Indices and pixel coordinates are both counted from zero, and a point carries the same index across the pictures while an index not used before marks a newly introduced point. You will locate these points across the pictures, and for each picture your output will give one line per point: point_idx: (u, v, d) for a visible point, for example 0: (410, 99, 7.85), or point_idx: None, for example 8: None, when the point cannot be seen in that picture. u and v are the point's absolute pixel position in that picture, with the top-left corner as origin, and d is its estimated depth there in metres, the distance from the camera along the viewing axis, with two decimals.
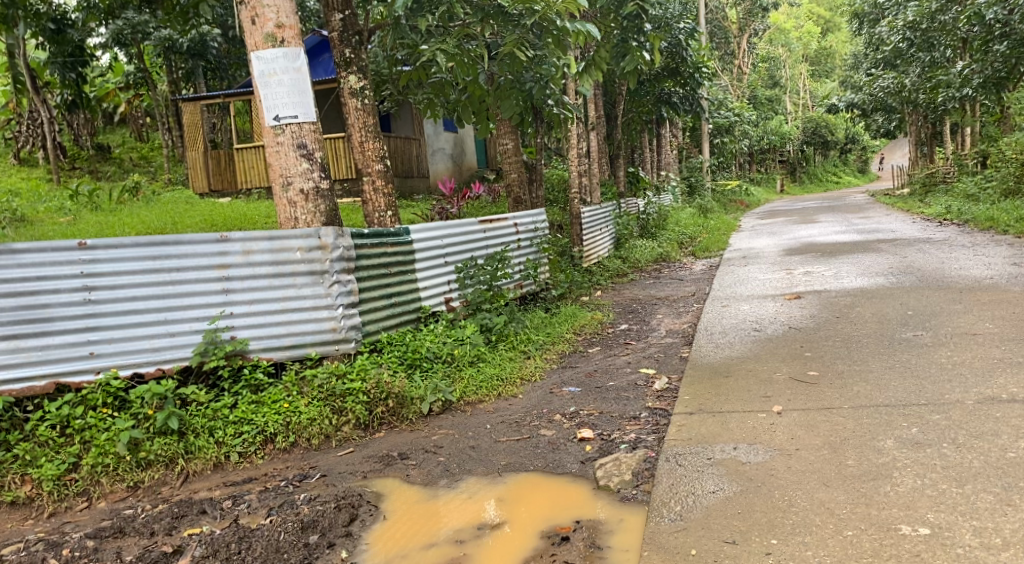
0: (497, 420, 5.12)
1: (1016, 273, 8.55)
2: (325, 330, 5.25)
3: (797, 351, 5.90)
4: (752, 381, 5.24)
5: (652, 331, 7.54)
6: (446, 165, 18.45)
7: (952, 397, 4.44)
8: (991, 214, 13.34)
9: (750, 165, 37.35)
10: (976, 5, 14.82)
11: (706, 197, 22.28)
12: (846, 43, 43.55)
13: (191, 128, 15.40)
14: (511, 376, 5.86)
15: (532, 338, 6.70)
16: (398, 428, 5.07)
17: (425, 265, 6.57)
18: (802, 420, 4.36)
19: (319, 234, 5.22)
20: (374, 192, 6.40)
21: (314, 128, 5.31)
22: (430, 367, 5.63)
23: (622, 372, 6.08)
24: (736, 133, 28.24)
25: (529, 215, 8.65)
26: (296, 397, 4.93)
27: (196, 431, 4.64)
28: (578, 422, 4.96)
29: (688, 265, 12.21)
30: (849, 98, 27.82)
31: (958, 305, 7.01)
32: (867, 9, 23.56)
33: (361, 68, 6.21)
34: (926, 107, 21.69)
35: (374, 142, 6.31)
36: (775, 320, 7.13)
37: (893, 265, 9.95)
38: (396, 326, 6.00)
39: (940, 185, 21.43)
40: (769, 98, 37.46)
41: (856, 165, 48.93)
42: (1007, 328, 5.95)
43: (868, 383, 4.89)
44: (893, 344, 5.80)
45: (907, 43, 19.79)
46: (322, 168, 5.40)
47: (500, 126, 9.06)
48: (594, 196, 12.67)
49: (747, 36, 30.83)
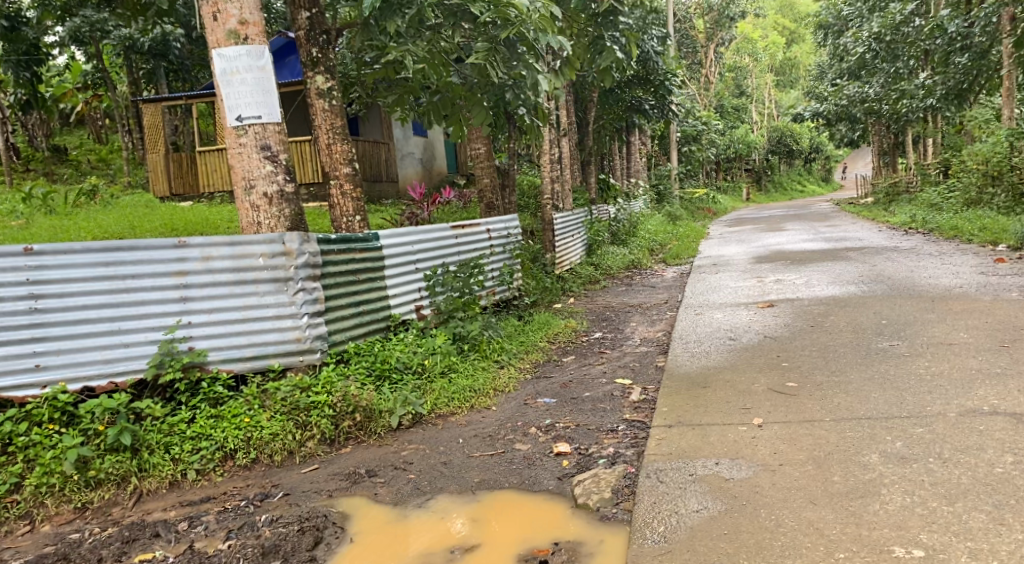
0: (470, 434, 4.95)
1: (985, 281, 8.58)
2: (289, 340, 5.03)
3: (774, 361, 5.81)
4: (730, 392, 5.13)
5: (626, 339, 7.42)
6: (415, 170, 18.24)
7: (934, 409, 4.36)
8: (956, 223, 13.47)
9: (717, 173, 37.63)
10: (938, 18, 15.03)
11: (675, 204, 22.32)
12: (810, 54, 44.16)
13: (152, 130, 15.01)
14: (484, 386, 5.69)
15: (505, 347, 6.53)
16: (366, 443, 4.87)
17: (395, 272, 6.38)
18: (785, 434, 4.24)
19: (283, 240, 5.01)
20: (342, 196, 6.19)
21: (280, 129, 5.10)
22: (399, 378, 5.44)
23: (597, 382, 5.94)
24: (704, 141, 28.41)
25: (501, 221, 8.49)
26: (257, 411, 4.71)
27: (149, 448, 4.40)
28: (554, 435, 4.80)
29: (660, 272, 12.13)
30: (814, 108, 28.14)
31: (931, 314, 6.99)
32: (831, 21, 23.84)
33: (328, 68, 6.01)
34: (890, 117, 21.97)
35: (341, 145, 6.11)
36: (750, 328, 7.05)
37: (863, 273, 9.96)
38: (364, 336, 5.80)
39: (903, 195, 21.69)
40: (736, 107, 37.81)
41: (820, 175, 49.58)
42: (981, 338, 5.92)
43: (848, 394, 4.80)
44: (870, 354, 5.73)
45: (871, 54, 20.03)
46: (287, 170, 5.19)
47: (472, 130, 8.91)
48: (566, 202, 12.55)
49: (714, 46, 31.07)
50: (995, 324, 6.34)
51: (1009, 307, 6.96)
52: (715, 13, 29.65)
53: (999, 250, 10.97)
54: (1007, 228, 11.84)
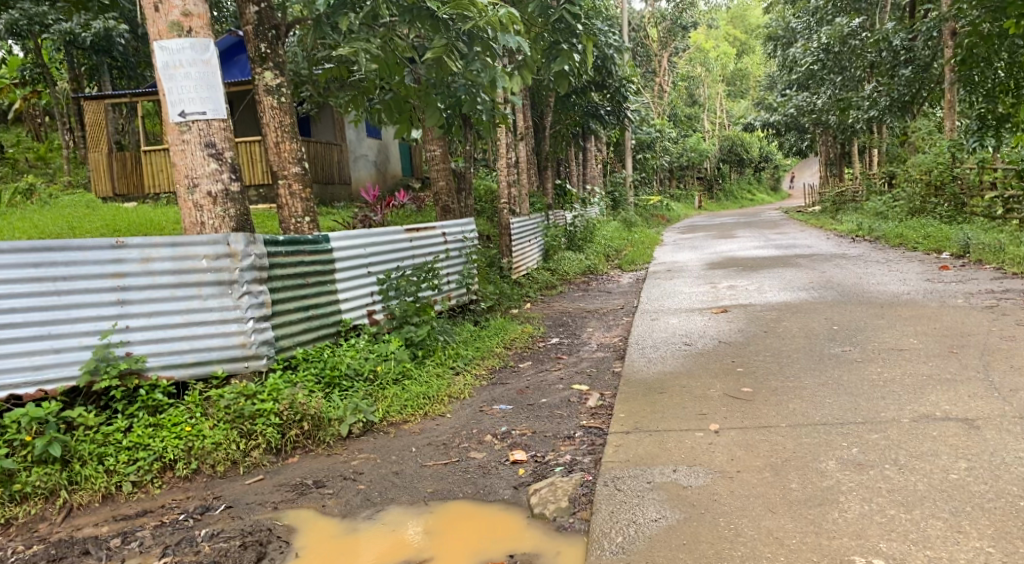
0: (424, 442, 4.81)
1: (932, 288, 8.73)
2: (233, 346, 4.84)
3: (729, 366, 5.79)
4: (687, 398, 5.08)
5: (583, 345, 7.35)
6: (369, 173, 18.00)
7: (888, 415, 4.36)
8: (901, 231, 13.76)
9: (670, 180, 38.04)
10: (884, 31, 15.40)
11: (630, 211, 22.46)
12: (760, 65, 45.02)
13: (94, 128, 14.55)
14: (438, 394, 5.56)
15: (460, 353, 6.41)
16: (314, 452, 4.71)
17: (347, 275, 6.23)
18: (742, 440, 4.19)
19: (227, 241, 4.81)
20: (291, 196, 6.01)
21: (225, 126, 4.91)
22: (349, 385, 5.28)
23: (554, 388, 5.85)
24: (657, 149, 28.69)
25: (457, 225, 8.37)
26: (198, 419, 4.51)
27: (81, 459, 4.17)
28: (510, 442, 4.69)
29: (615, 278, 12.13)
30: (765, 118, 28.61)
31: (882, 320, 7.06)
32: (780, 33, 24.28)
33: (277, 64, 5.82)
34: (838, 128, 22.42)
35: (290, 143, 5.93)
36: (705, 334, 7.04)
37: (814, 280, 10.09)
38: (313, 341, 5.63)
39: (850, 204, 22.14)
40: (688, 116, 38.27)
41: (770, 184, 50.48)
42: (931, 344, 5.98)
43: (804, 400, 4.79)
44: (824, 360, 5.75)
45: (819, 65, 20.43)
46: (233, 169, 4.99)
47: (428, 132, 8.77)
48: (522, 207, 12.47)
49: (667, 55, 31.39)
50: (944, 330, 6.43)
51: (956, 314, 7.08)
52: (668, 22, 29.98)
53: (944, 258, 11.21)
54: (951, 237, 12.12)
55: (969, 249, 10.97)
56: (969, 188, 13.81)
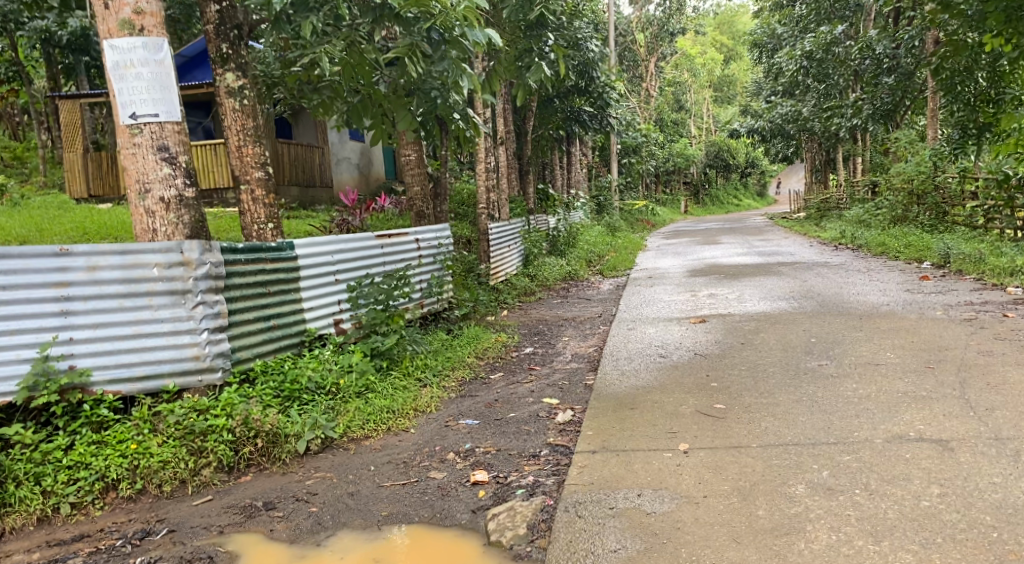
0: (384, 460, 4.64)
1: (912, 299, 8.63)
2: (186, 358, 4.65)
3: (703, 380, 5.64)
4: (658, 414, 4.92)
5: (556, 355, 7.19)
6: (351, 176, 17.80)
7: (861, 435, 4.23)
8: (883, 240, 13.69)
9: (657, 185, 37.94)
10: (867, 39, 15.38)
11: (614, 216, 22.34)
12: (747, 72, 45.10)
13: (70, 127, 14.29)
14: (403, 407, 5.38)
15: (429, 364, 6.23)
16: (269, 470, 4.54)
17: (312, 283, 6.02)
18: (711, 462, 4.05)
19: (181, 248, 4.64)
20: (253, 202, 5.82)
21: (179, 129, 4.74)
22: (310, 399, 5.09)
23: (524, 402, 5.67)
24: (643, 154, 28.62)
25: (431, 231, 8.20)
26: (146, 436, 4.35)
27: (17, 480, 4.03)
28: (472, 461, 4.52)
29: (595, 284, 11.97)
30: (750, 124, 28.59)
31: (860, 332, 6.94)
32: (766, 39, 24.25)
33: (239, 66, 5.64)
34: (822, 135, 22.38)
35: (253, 147, 5.74)
36: (681, 345, 6.89)
37: (794, 289, 9.98)
38: (274, 352, 5.43)
39: (833, 211, 22.10)
40: (675, 121, 38.22)
41: (755, 190, 50.52)
42: (908, 358, 5.87)
43: (777, 419, 4.64)
44: (799, 375, 5.61)
45: (803, 72, 20.40)
46: (187, 174, 4.81)
47: (402, 136, 8.59)
48: (502, 212, 12.29)
49: (654, 60, 31.34)
50: (921, 344, 6.31)
51: (934, 327, 6.97)
52: (655, 27, 29.94)
53: (924, 267, 11.14)
54: (932, 246, 12.06)
55: (950, 259, 10.92)
56: (951, 197, 13.78)
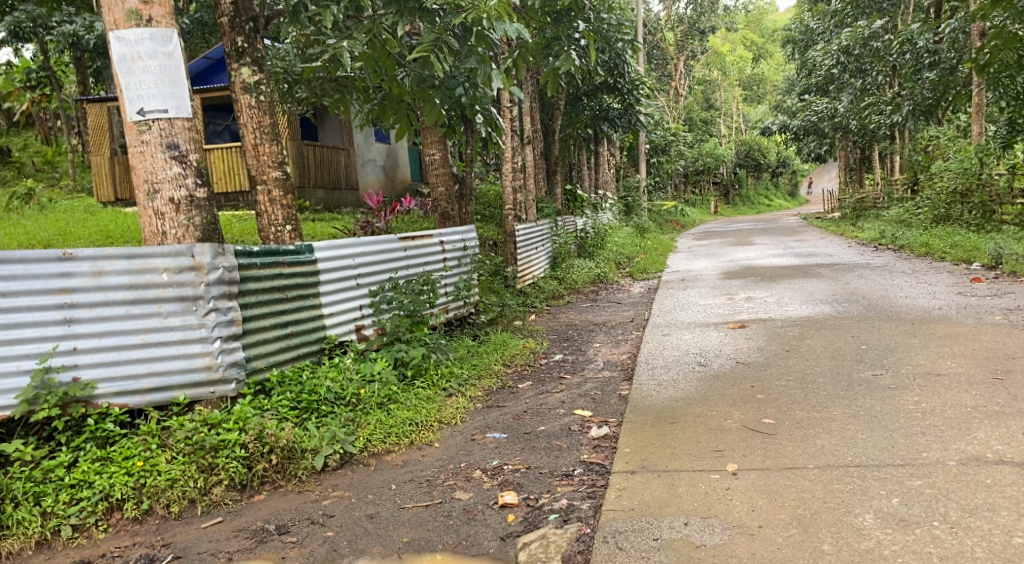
0: (405, 478, 4.33)
1: (965, 302, 8.17)
2: (197, 369, 4.39)
3: (748, 393, 5.24)
4: (700, 430, 4.55)
5: (588, 362, 6.83)
6: (376, 178, 17.55)
7: (930, 456, 3.86)
8: (926, 240, 13.11)
9: (685, 186, 37.32)
10: (907, 31, 14.80)
11: (642, 216, 21.90)
12: (778, 70, 44.29)
13: (97, 131, 14.16)
14: (426, 419, 5.07)
15: (456, 372, 5.92)
16: (284, 488, 4.24)
17: (332, 287, 5.72)
18: (763, 486, 3.70)
19: (192, 252, 4.38)
20: (270, 203, 5.53)
21: (190, 126, 4.47)
22: (329, 411, 4.81)
23: (555, 414, 5.33)
24: (672, 154, 28.08)
25: (457, 233, 7.87)
26: (153, 453, 4.08)
27: (16, 500, 3.78)
28: (501, 481, 4.19)
29: (626, 287, 11.58)
30: (782, 122, 27.94)
31: (914, 339, 6.51)
32: (800, 35, 23.60)
33: (256, 60, 5.38)
34: (858, 132, 21.72)
35: (270, 145, 5.45)
36: (720, 352, 6.49)
37: (837, 292, 9.52)
38: (292, 361, 5.15)
39: (870, 211, 21.44)
40: (705, 120, 37.52)
41: (787, 190, 49.68)
42: (971, 368, 5.43)
43: (833, 436, 4.26)
44: (852, 386, 5.19)
45: (838, 68, 19.78)
46: (198, 173, 4.54)
47: (427, 134, 8.29)
48: (530, 213, 11.96)
49: (684, 58, 30.78)
50: (983, 352, 5.87)
51: (995, 333, 6.50)
52: (685, 25, 29.39)
53: (974, 269, 10.59)
54: (981, 247, 11.51)
55: (1001, 259, 10.39)
56: (999, 195, 13.23)
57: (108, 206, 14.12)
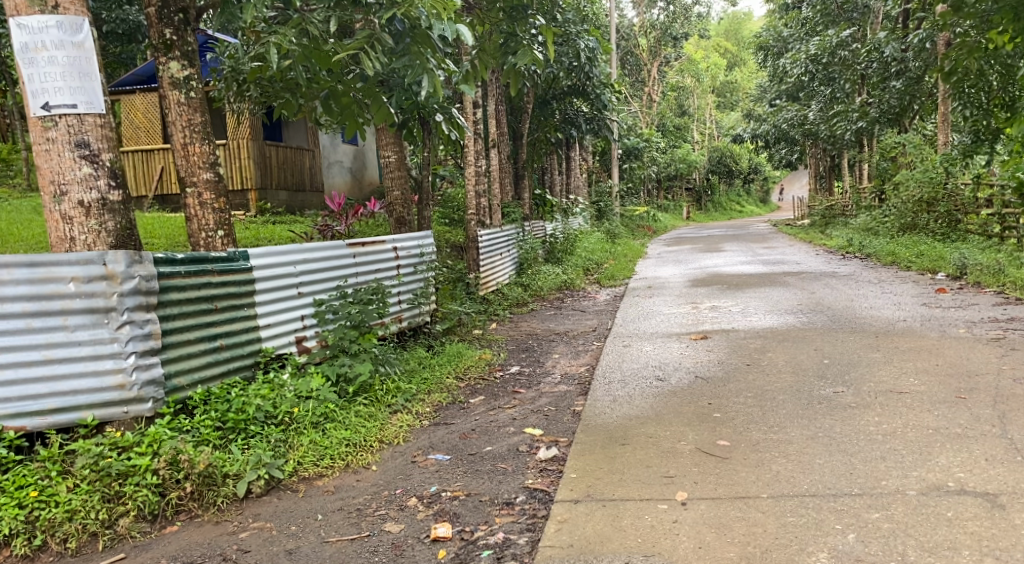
0: (334, 507, 4.03)
1: (929, 314, 8.01)
2: (108, 387, 4.07)
3: (705, 410, 4.96)
4: (652, 453, 4.28)
5: (545, 373, 6.50)
6: (342, 180, 17.17)
7: (890, 485, 3.63)
8: (892, 249, 13.03)
9: (658, 191, 37.26)
10: (875, 40, 14.74)
11: (614, 222, 21.72)
12: (751, 78, 44.53)
13: None
14: (365, 439, 4.77)
15: (402, 388, 5.61)
16: (200, 518, 3.92)
17: (270, 298, 5.38)
18: (712, 519, 3.46)
19: (103, 260, 4.05)
20: (200, 207, 5.17)
21: (104, 124, 4.13)
22: (258, 431, 4.51)
23: (503, 433, 5.01)
24: (644, 159, 27.95)
25: (413, 239, 7.50)
26: (52, 481, 3.74)
27: None
28: (436, 510, 3.90)
29: (592, 294, 11.30)
30: (753, 129, 27.94)
31: (878, 353, 6.30)
32: (771, 42, 23.58)
33: (186, 54, 5.04)
34: (828, 140, 21.71)
35: (201, 145, 5.11)
36: (680, 366, 6.23)
37: (803, 301, 9.33)
38: (221, 378, 4.81)
39: (839, 218, 21.44)
40: (679, 126, 37.43)
41: (758, 196, 49.86)
42: (934, 385, 5.22)
43: (790, 461, 4.01)
44: (812, 405, 4.95)
45: (808, 76, 19.71)
46: (112, 174, 4.20)
47: (382, 136, 7.94)
48: (495, 217, 11.64)
49: (657, 64, 30.73)
50: (946, 368, 5.68)
51: (958, 348, 6.32)
52: (658, 31, 29.33)
53: (939, 279, 10.46)
54: (946, 257, 11.41)
55: (966, 270, 10.28)
56: (964, 204, 13.16)
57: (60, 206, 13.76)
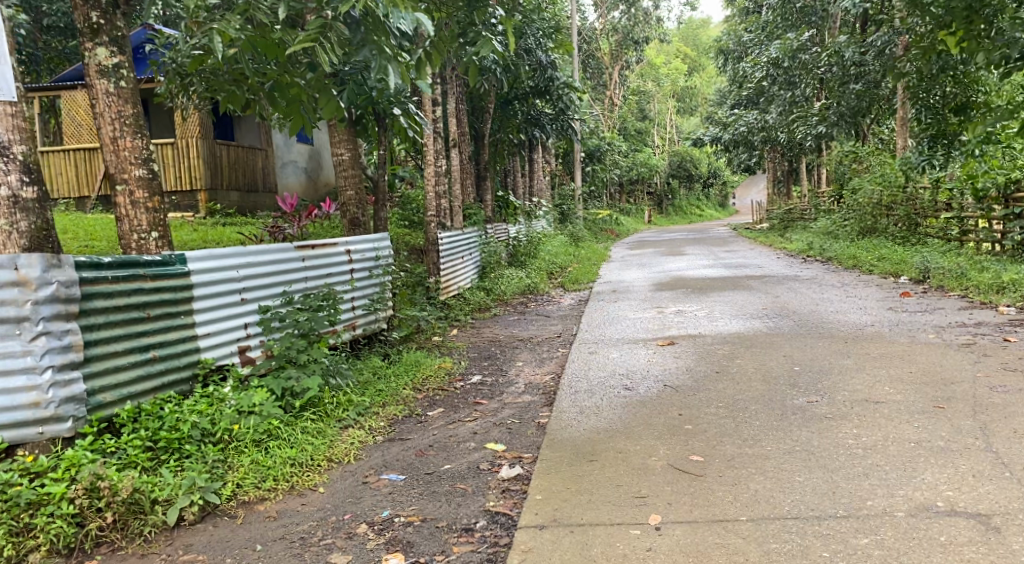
0: (276, 535, 3.66)
1: (896, 318, 7.86)
2: (21, 406, 3.67)
3: (675, 423, 4.67)
4: (622, 470, 3.97)
5: (507, 383, 6.17)
6: (297, 180, 16.68)
7: (876, 506, 3.40)
8: (853, 253, 12.98)
9: (620, 195, 37.20)
10: (835, 44, 14.72)
11: (577, 225, 21.50)
12: (710, 83, 44.86)
13: None
14: (313, 458, 4.41)
15: (354, 400, 5.26)
16: (124, 551, 3.54)
17: (209, 304, 4.97)
18: (689, 546, 3.19)
19: (15, 264, 3.67)
20: (132, 206, 4.75)
21: (15, 112, 3.77)
22: (193, 451, 4.13)
23: (463, 449, 4.67)
24: (607, 162, 27.80)
25: (368, 242, 7.11)
26: None
27: None
28: (388, 538, 3.56)
29: (556, 299, 10.98)
30: (713, 133, 27.97)
31: (849, 360, 6.10)
32: (732, 46, 23.62)
33: (115, 40, 4.64)
34: (788, 144, 21.75)
35: (132, 139, 4.70)
36: (648, 374, 5.94)
37: (768, 306, 9.16)
38: (155, 393, 4.41)
39: (799, 222, 21.49)
40: (640, 130, 37.42)
41: (717, 200, 50.13)
42: (910, 394, 5.02)
43: (770, 479, 3.74)
44: (787, 416, 4.70)
45: (769, 80, 19.71)
46: (26, 169, 3.83)
47: (334, 132, 7.54)
48: (455, 220, 11.27)
49: (619, 67, 30.69)
50: (920, 375, 5.49)
51: (930, 354, 6.14)
52: (620, 35, 29.25)
53: (902, 282, 10.38)
54: (908, 260, 11.35)
55: (929, 273, 10.21)
56: (923, 207, 13.18)
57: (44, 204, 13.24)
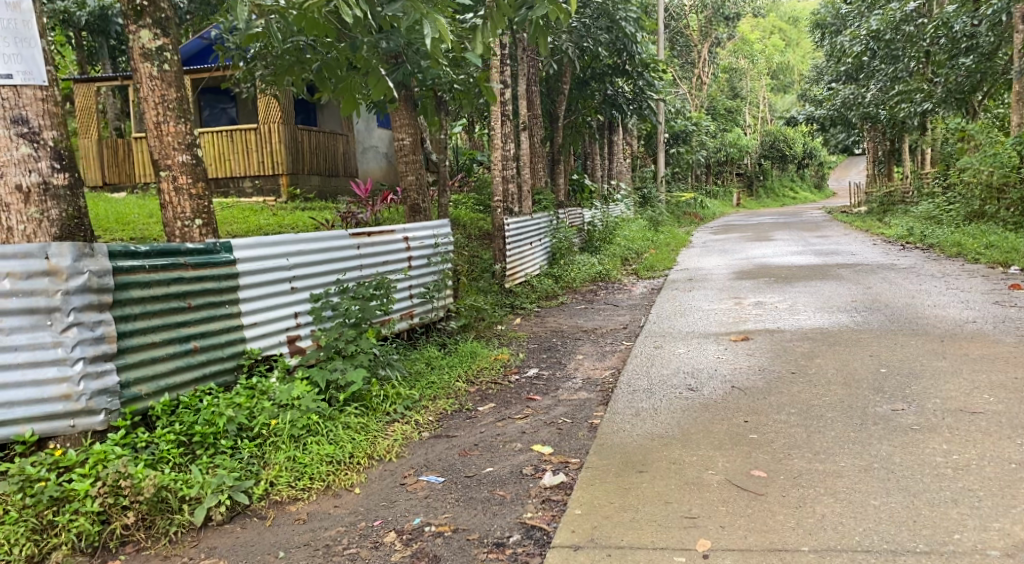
0: (301, 541, 3.49)
1: (1003, 314, 7.12)
2: (51, 398, 3.61)
3: (739, 432, 4.26)
4: (674, 484, 3.63)
5: (565, 377, 5.86)
6: (377, 165, 16.71)
7: (963, 542, 2.96)
8: (957, 239, 12.03)
9: (707, 177, 36.06)
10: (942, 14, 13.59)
11: (659, 208, 20.87)
12: (806, 59, 42.97)
13: (84, 113, 13.54)
14: (352, 456, 4.22)
15: (403, 394, 5.05)
16: (148, 551, 3.46)
17: (255, 293, 4.84)
18: None
19: (45, 253, 3.60)
20: (176, 192, 4.67)
21: (45, 97, 3.74)
22: (228, 447, 4.00)
23: (508, 451, 4.40)
24: (693, 144, 26.91)
25: (426, 229, 6.89)
26: None
27: None
28: (415, 550, 3.34)
29: (627, 287, 10.56)
30: (808, 111, 26.68)
31: (945, 362, 5.51)
32: (829, 20, 22.35)
33: (159, 22, 4.53)
34: (889, 122, 20.45)
35: (175, 124, 4.60)
36: (716, 373, 5.53)
37: (857, 297, 8.51)
38: (195, 385, 4.29)
39: (899, 206, 20.24)
40: (731, 109, 36.11)
41: (812, 181, 48.10)
42: (1014, 405, 4.45)
43: (841, 501, 3.33)
44: (867, 426, 4.23)
45: (868, 54, 18.52)
46: (57, 155, 3.80)
47: (397, 116, 7.36)
48: (527, 204, 10.98)
49: (708, 44, 29.59)
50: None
51: None
52: (710, 11, 28.19)
53: (1012, 273, 9.50)
54: (1019, 249, 10.40)
55: None
56: None
57: (138, 187, 13.75)
